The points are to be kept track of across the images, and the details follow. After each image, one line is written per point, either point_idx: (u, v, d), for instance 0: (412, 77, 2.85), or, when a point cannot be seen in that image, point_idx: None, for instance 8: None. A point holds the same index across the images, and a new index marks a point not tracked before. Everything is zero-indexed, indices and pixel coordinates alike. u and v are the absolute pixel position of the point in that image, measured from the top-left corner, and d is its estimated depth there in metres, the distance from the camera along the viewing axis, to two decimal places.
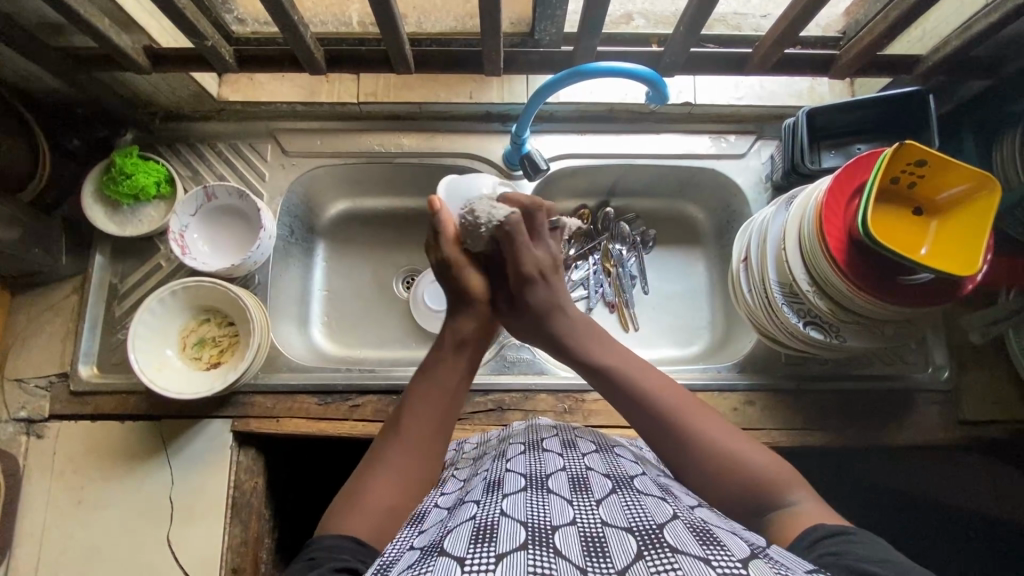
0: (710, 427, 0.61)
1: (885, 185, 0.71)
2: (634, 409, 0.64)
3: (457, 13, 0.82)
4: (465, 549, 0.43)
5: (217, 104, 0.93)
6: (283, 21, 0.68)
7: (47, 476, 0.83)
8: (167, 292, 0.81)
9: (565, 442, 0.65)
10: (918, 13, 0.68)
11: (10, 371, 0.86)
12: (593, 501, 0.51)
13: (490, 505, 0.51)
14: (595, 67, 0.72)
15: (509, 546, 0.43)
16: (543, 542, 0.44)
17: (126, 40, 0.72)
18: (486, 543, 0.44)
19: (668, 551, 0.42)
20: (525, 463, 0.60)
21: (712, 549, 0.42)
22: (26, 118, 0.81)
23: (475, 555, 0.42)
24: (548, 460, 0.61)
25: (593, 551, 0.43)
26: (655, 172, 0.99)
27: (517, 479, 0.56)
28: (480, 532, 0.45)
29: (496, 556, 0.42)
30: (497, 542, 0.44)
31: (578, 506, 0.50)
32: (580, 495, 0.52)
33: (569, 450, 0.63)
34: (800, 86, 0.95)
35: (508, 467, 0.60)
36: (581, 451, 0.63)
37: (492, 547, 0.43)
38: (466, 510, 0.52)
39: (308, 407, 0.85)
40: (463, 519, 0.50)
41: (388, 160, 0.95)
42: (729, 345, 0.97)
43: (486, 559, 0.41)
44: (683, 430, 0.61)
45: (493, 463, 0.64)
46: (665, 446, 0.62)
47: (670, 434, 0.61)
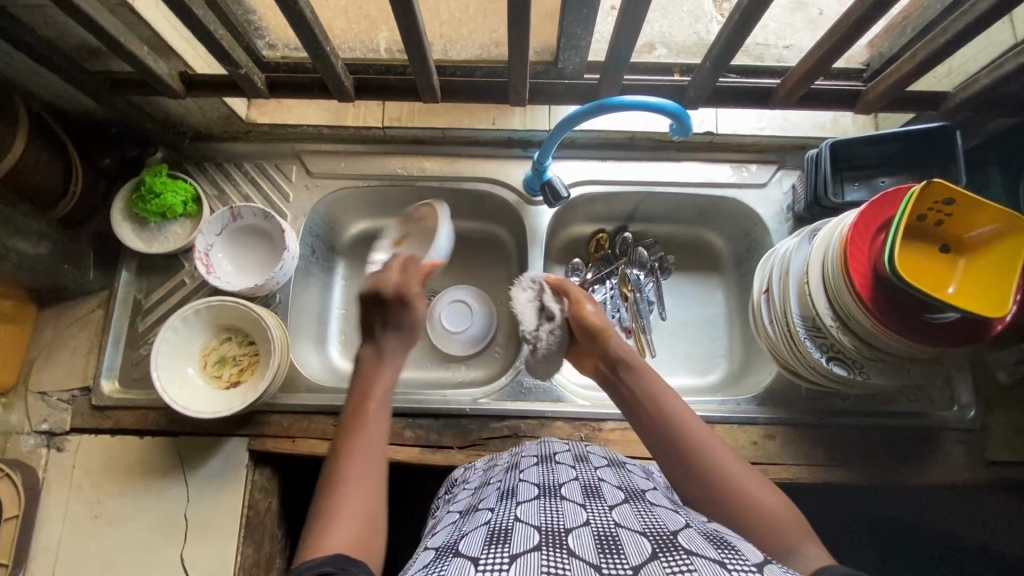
0: (726, 463, 0.58)
1: (913, 221, 0.71)
2: (643, 416, 0.65)
3: (483, 42, 0.82)
4: (481, 550, 0.43)
5: (245, 125, 0.95)
6: (316, 51, 0.70)
7: (65, 489, 0.83)
8: (190, 310, 0.82)
9: (578, 456, 0.65)
10: (946, 52, 0.68)
11: (34, 383, 0.88)
12: (606, 507, 0.51)
13: (504, 510, 0.51)
14: (618, 101, 0.73)
15: (523, 546, 0.43)
16: (557, 542, 0.43)
17: (162, 66, 0.74)
18: (500, 545, 0.43)
19: (682, 551, 0.42)
20: (538, 473, 0.60)
21: (727, 553, 0.42)
22: (63, 138, 0.83)
23: (489, 556, 0.42)
24: (560, 470, 0.60)
25: (606, 549, 0.43)
26: (675, 200, 0.99)
27: (529, 487, 0.56)
28: (494, 534, 0.45)
29: (510, 556, 0.42)
30: (511, 543, 0.43)
31: (592, 510, 0.50)
32: (593, 501, 0.52)
33: (582, 463, 0.63)
34: (822, 118, 0.95)
35: (521, 477, 0.59)
36: (594, 464, 0.63)
37: (507, 548, 0.43)
38: (481, 515, 0.52)
39: (325, 428, 0.85)
40: (478, 523, 0.50)
41: (410, 183, 0.96)
42: (747, 376, 0.96)
43: (500, 559, 0.41)
44: (684, 436, 0.61)
45: (505, 474, 0.63)
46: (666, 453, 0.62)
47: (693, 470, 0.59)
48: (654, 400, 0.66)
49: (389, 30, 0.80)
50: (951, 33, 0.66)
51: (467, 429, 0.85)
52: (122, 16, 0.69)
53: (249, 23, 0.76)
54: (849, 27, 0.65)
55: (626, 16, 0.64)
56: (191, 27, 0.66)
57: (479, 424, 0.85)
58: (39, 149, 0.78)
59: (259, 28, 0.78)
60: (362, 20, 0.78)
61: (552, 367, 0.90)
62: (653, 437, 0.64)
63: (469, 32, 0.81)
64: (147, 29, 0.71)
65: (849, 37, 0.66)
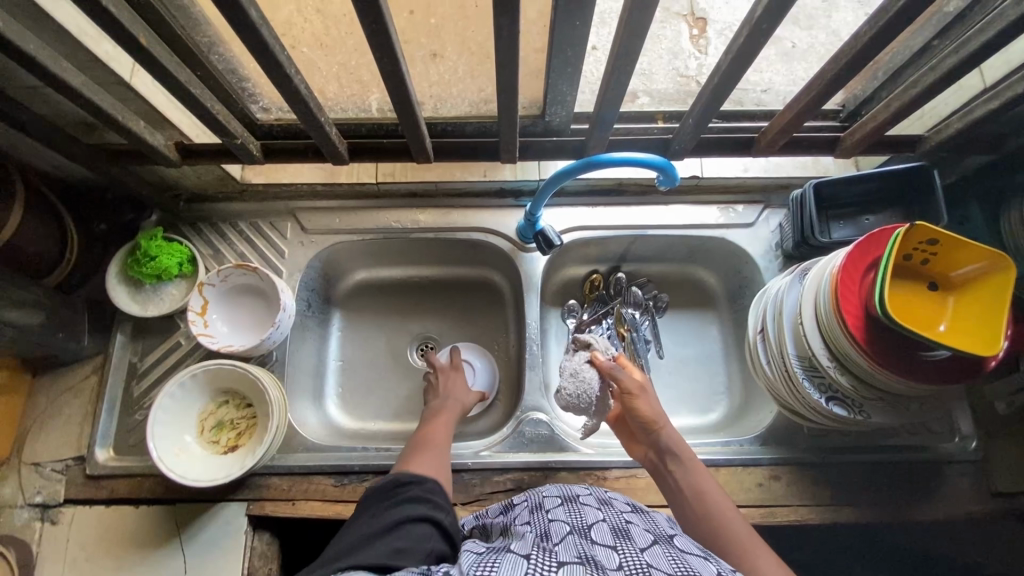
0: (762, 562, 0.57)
1: (899, 261, 0.72)
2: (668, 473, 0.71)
3: (472, 100, 0.84)
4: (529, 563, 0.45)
5: (240, 186, 0.96)
6: (310, 121, 0.72)
7: (58, 564, 0.81)
8: (187, 375, 0.82)
9: (601, 499, 0.64)
10: (919, 101, 0.70)
11: (28, 454, 0.86)
12: (637, 548, 0.50)
13: (541, 542, 0.51)
14: (607, 157, 0.75)
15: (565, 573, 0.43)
16: None
17: (159, 138, 0.76)
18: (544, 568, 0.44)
19: None
20: (566, 514, 0.59)
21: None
22: (59, 207, 0.84)
23: None
24: (586, 512, 0.60)
25: None
26: (666, 241, 1.00)
27: (561, 526, 0.55)
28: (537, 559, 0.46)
29: None
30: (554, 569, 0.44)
31: (623, 551, 0.50)
32: (624, 543, 0.52)
33: (605, 506, 0.62)
34: (804, 158, 0.98)
35: (550, 516, 0.59)
36: (618, 508, 0.62)
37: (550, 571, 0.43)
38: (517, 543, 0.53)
39: (325, 489, 0.84)
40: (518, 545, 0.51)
41: (404, 235, 0.98)
42: (749, 414, 0.96)
43: None
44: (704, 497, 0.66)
45: (531, 512, 0.62)
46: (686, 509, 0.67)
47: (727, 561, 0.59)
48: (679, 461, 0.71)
49: (380, 93, 0.82)
50: (923, 83, 0.68)
51: (470, 483, 0.84)
52: (119, 93, 0.71)
53: (242, 91, 0.78)
54: (824, 82, 0.67)
55: (612, 77, 0.67)
56: (188, 102, 0.67)
57: (482, 478, 0.84)
58: (35, 220, 0.79)
59: (253, 94, 0.79)
60: (354, 83, 0.80)
61: (554, 416, 0.89)
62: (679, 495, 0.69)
63: (457, 91, 0.83)
64: (143, 103, 0.72)
65: (825, 92, 0.68)
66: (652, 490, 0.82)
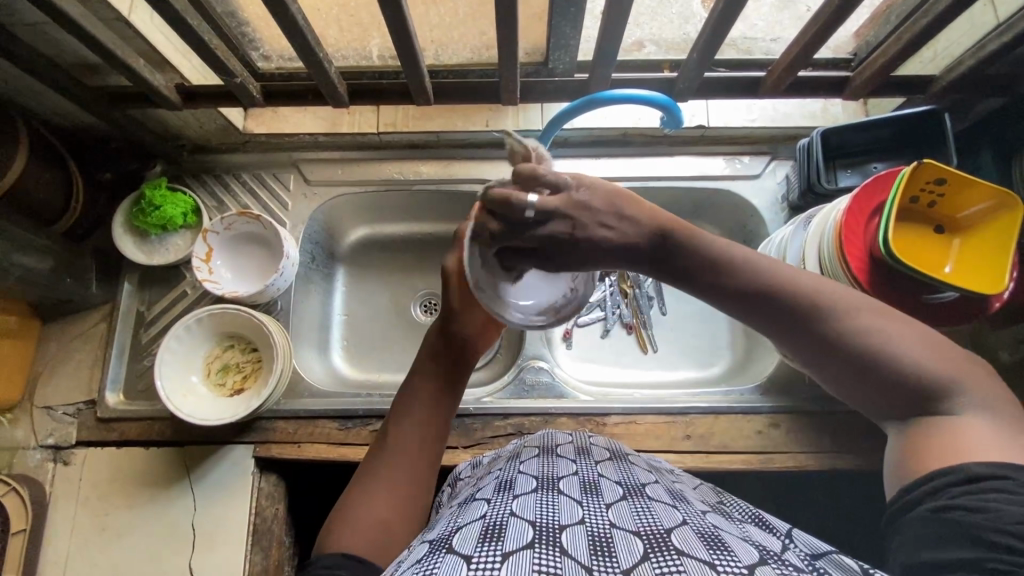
0: (878, 325, 0.49)
1: (906, 203, 0.71)
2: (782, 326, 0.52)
3: (474, 45, 0.83)
4: (474, 547, 0.43)
5: (243, 137, 0.96)
6: (310, 59, 0.71)
7: (73, 502, 0.84)
8: (192, 319, 0.83)
9: (579, 449, 0.64)
10: (930, 34, 0.69)
11: (40, 398, 0.88)
12: (603, 505, 0.50)
13: (500, 504, 0.50)
14: (609, 94, 0.74)
15: (516, 544, 0.42)
16: (550, 541, 0.43)
17: (159, 79, 0.76)
18: (494, 541, 0.43)
19: (673, 554, 0.42)
20: (537, 465, 0.59)
21: (719, 555, 0.41)
22: (64, 155, 0.84)
23: (483, 553, 0.42)
24: (559, 464, 0.59)
25: (599, 552, 0.43)
26: (671, 194, 0.99)
27: (527, 481, 0.55)
28: (489, 530, 0.45)
29: (503, 554, 0.41)
30: (505, 540, 0.43)
31: (588, 507, 0.49)
32: (590, 497, 0.51)
33: (581, 457, 0.61)
34: (813, 108, 0.96)
35: (520, 468, 0.59)
36: (594, 458, 0.61)
37: (500, 546, 0.42)
38: (477, 508, 0.52)
39: (329, 432, 0.85)
40: (473, 516, 0.50)
41: (406, 187, 0.98)
42: (751, 366, 0.96)
43: (494, 557, 0.41)
44: (844, 330, 0.50)
45: (505, 464, 0.63)
46: (830, 362, 0.51)
47: (824, 337, 0.50)
48: (786, 291, 0.51)
49: (381, 37, 0.81)
50: (933, 15, 0.67)
51: (471, 428, 0.85)
52: (119, 30, 0.70)
53: (243, 35, 0.77)
54: (832, 14, 0.66)
55: (614, 9, 0.65)
56: (186, 37, 0.67)
57: (483, 424, 0.85)
58: (37, 165, 0.79)
59: (253, 40, 0.79)
60: (354, 27, 0.79)
61: (554, 364, 0.91)
62: (821, 349, 0.51)
63: (459, 36, 0.82)
64: (143, 42, 0.72)
65: (832, 23, 0.67)
66: (650, 436, 0.84)
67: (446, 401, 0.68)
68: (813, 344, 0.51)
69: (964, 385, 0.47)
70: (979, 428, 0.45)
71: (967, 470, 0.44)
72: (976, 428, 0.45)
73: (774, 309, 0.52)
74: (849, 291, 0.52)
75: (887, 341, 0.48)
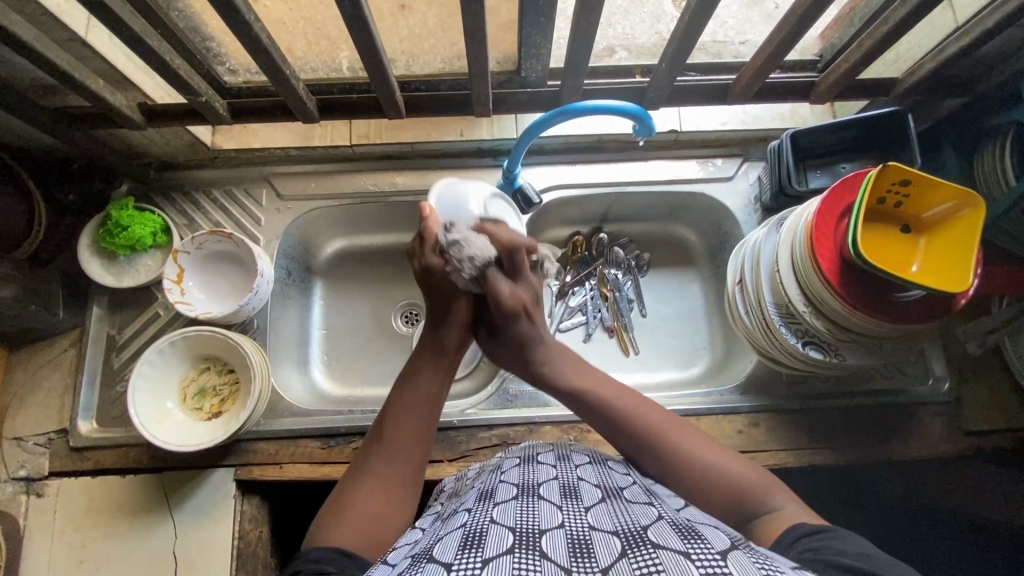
0: (699, 447, 0.61)
1: (873, 204, 0.73)
2: (613, 426, 0.65)
3: (444, 55, 0.82)
4: (454, 555, 0.42)
5: (212, 152, 0.94)
6: (276, 75, 0.70)
7: (47, 535, 0.81)
8: (166, 342, 0.81)
9: (560, 455, 0.64)
10: (892, 39, 0.70)
11: (9, 429, 0.85)
12: (582, 508, 0.50)
13: (481, 512, 0.50)
14: (582, 105, 0.74)
15: (495, 550, 0.42)
16: (529, 545, 0.43)
17: (121, 98, 0.74)
18: (474, 548, 0.43)
19: (649, 549, 0.41)
20: (518, 473, 0.59)
21: (693, 543, 0.41)
22: (24, 177, 0.81)
23: (462, 560, 0.41)
24: (540, 470, 0.60)
25: (578, 552, 0.42)
26: (646, 198, 1.00)
27: (508, 489, 0.55)
28: (469, 538, 0.45)
29: (482, 560, 0.41)
30: (484, 546, 0.43)
31: (567, 511, 0.49)
32: (569, 501, 0.52)
33: (562, 462, 0.62)
34: (782, 110, 0.98)
35: (501, 478, 0.59)
36: (575, 462, 0.62)
37: (480, 552, 0.42)
38: (458, 518, 0.52)
39: (312, 451, 0.84)
40: (454, 526, 0.50)
41: (381, 199, 0.96)
42: (729, 365, 0.98)
43: (473, 563, 0.41)
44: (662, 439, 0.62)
45: (486, 476, 0.63)
46: (654, 460, 0.62)
47: (659, 447, 0.62)
48: (646, 424, 0.64)
49: (349, 49, 0.79)
50: (894, 21, 0.68)
51: (456, 441, 0.85)
52: (75, 51, 0.68)
53: (207, 50, 0.75)
54: (798, 22, 0.67)
55: (583, 21, 0.65)
56: (145, 56, 0.65)
57: (468, 435, 0.86)
58: None
59: (218, 55, 0.77)
60: (321, 40, 0.78)
61: None
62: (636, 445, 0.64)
63: (430, 46, 0.81)
64: (101, 62, 0.70)
65: (798, 30, 0.68)
66: None
67: (438, 395, 0.68)
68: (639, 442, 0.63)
69: (769, 490, 0.57)
70: (792, 514, 0.54)
71: (809, 527, 0.50)
72: (795, 515, 0.54)
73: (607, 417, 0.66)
74: (688, 430, 0.63)
75: (680, 440, 0.62)
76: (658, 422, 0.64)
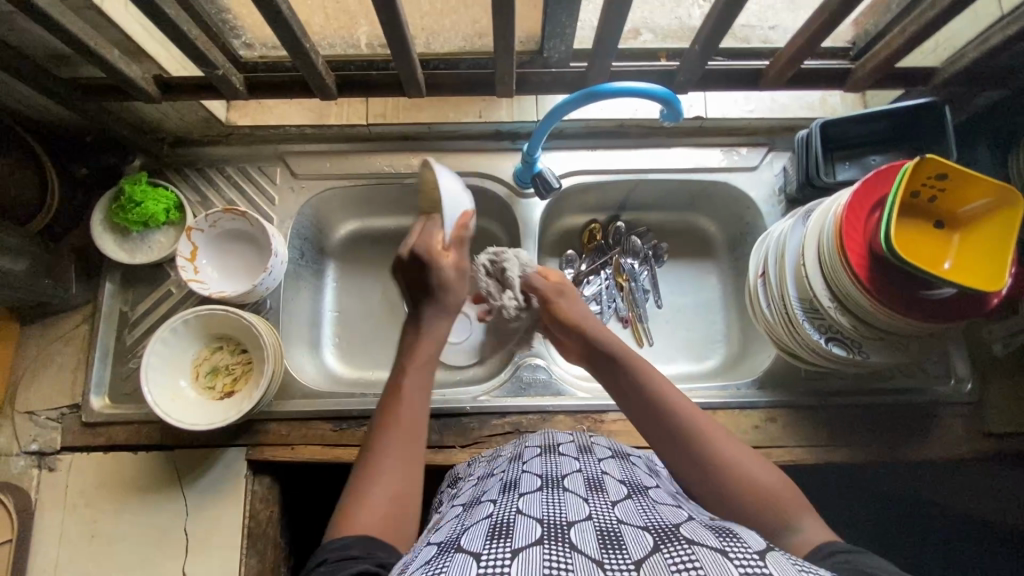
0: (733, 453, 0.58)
1: (907, 198, 0.70)
2: (651, 421, 0.62)
3: (466, 33, 0.80)
4: (482, 544, 0.42)
5: (226, 128, 0.93)
6: (295, 49, 0.68)
7: (59, 509, 0.81)
8: (179, 320, 0.80)
9: (581, 447, 0.63)
10: (936, 26, 0.67)
11: (21, 403, 0.85)
12: (609, 502, 0.49)
13: (506, 503, 0.49)
14: (608, 88, 0.72)
15: (524, 541, 0.41)
16: (558, 537, 0.42)
17: (136, 71, 0.72)
18: (503, 539, 0.42)
19: (684, 544, 0.40)
20: (540, 464, 0.59)
21: (729, 542, 0.40)
22: (37, 150, 0.81)
23: (492, 550, 0.40)
24: (563, 462, 0.59)
25: (609, 544, 0.41)
26: (667, 186, 0.98)
27: (532, 480, 0.54)
28: (497, 529, 0.44)
29: (512, 551, 0.40)
30: (513, 537, 0.42)
31: (594, 504, 0.49)
32: (596, 495, 0.51)
33: (585, 455, 0.61)
34: (811, 99, 0.95)
35: (523, 468, 0.58)
36: (598, 456, 0.61)
37: (510, 543, 0.41)
38: (483, 508, 0.51)
39: (324, 434, 0.84)
40: (479, 517, 0.49)
41: (398, 181, 0.95)
42: (745, 359, 0.96)
43: (503, 554, 0.40)
44: (683, 426, 0.60)
45: (508, 464, 0.62)
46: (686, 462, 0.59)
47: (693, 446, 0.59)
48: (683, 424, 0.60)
49: (369, 25, 0.77)
50: (939, 7, 0.65)
51: (468, 427, 0.84)
52: (90, 20, 0.67)
53: (223, 21, 0.73)
54: (839, 5, 0.64)
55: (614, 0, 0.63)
56: (163, 27, 0.64)
57: (480, 422, 0.85)
58: None
59: (235, 27, 0.75)
60: (340, 14, 0.76)
61: (551, 360, 0.90)
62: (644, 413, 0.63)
63: (451, 23, 0.79)
64: (117, 31, 0.69)
65: (839, 14, 0.65)
66: None
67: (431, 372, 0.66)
68: (663, 434, 0.61)
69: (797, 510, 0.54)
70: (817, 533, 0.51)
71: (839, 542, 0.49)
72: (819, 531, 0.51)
73: (643, 409, 0.63)
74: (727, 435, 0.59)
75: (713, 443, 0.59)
76: (694, 424, 0.60)
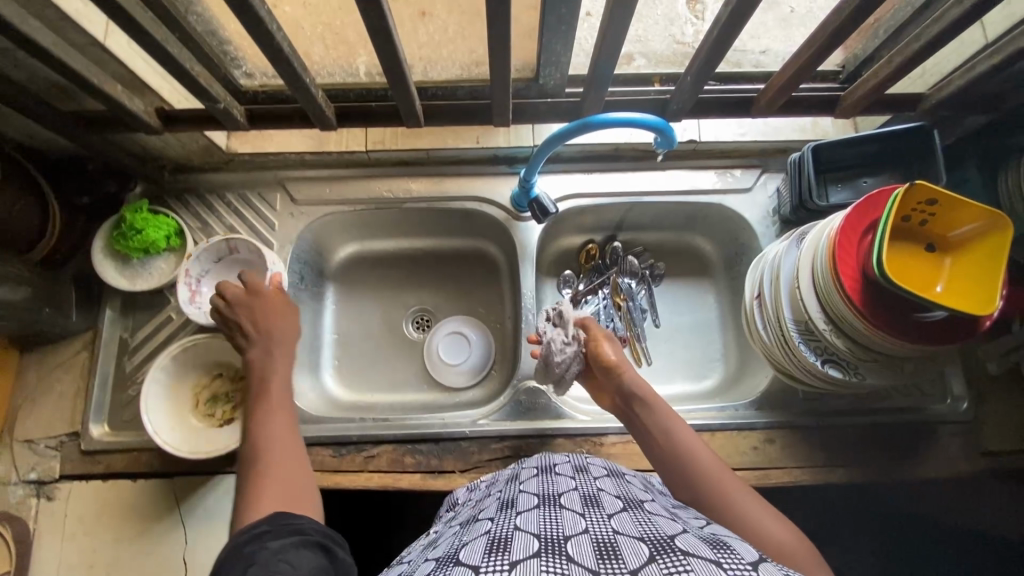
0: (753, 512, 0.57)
1: (897, 223, 0.71)
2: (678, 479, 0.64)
3: (463, 62, 0.81)
4: (481, 557, 0.42)
5: (226, 155, 0.94)
6: (295, 83, 0.69)
7: (57, 539, 0.81)
8: (178, 347, 0.82)
9: (577, 467, 0.63)
10: (923, 56, 0.69)
11: (20, 431, 0.85)
12: (605, 515, 0.50)
13: (504, 520, 0.50)
14: (602, 118, 0.73)
15: (522, 553, 0.42)
16: (556, 550, 0.42)
17: (138, 103, 0.73)
18: (501, 552, 0.42)
19: (680, 555, 0.41)
20: (538, 483, 0.59)
21: (723, 553, 0.41)
22: (39, 181, 0.81)
23: (490, 563, 0.41)
24: (560, 481, 0.59)
25: (605, 555, 0.41)
26: (662, 208, 0.99)
27: (529, 498, 0.54)
28: (494, 543, 0.44)
29: (511, 562, 0.40)
30: (511, 551, 0.42)
31: (590, 518, 0.49)
32: (592, 509, 0.51)
33: (580, 474, 0.61)
34: (803, 122, 0.97)
35: (521, 488, 0.58)
36: (593, 475, 0.61)
37: (507, 556, 0.41)
38: (480, 526, 0.51)
39: (323, 459, 0.84)
40: (477, 533, 0.49)
41: (396, 206, 0.96)
42: (743, 378, 0.97)
43: (501, 565, 0.40)
44: (705, 481, 0.61)
45: (505, 486, 0.62)
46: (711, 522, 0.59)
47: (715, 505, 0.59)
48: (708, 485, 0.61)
49: (367, 55, 0.78)
50: (926, 37, 0.67)
51: (467, 451, 0.84)
52: (93, 55, 0.68)
53: (224, 53, 0.74)
54: (827, 37, 0.66)
55: (608, 34, 0.64)
56: (165, 62, 0.65)
57: (480, 446, 0.85)
58: (10, 195, 0.76)
59: (235, 58, 0.76)
60: (339, 45, 0.77)
61: None
62: (648, 439, 0.69)
63: (448, 53, 0.80)
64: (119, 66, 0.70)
65: (827, 45, 0.67)
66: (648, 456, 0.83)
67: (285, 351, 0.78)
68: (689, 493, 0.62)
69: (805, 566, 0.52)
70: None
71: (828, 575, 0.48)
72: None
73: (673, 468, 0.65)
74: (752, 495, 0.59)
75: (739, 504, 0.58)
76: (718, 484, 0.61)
